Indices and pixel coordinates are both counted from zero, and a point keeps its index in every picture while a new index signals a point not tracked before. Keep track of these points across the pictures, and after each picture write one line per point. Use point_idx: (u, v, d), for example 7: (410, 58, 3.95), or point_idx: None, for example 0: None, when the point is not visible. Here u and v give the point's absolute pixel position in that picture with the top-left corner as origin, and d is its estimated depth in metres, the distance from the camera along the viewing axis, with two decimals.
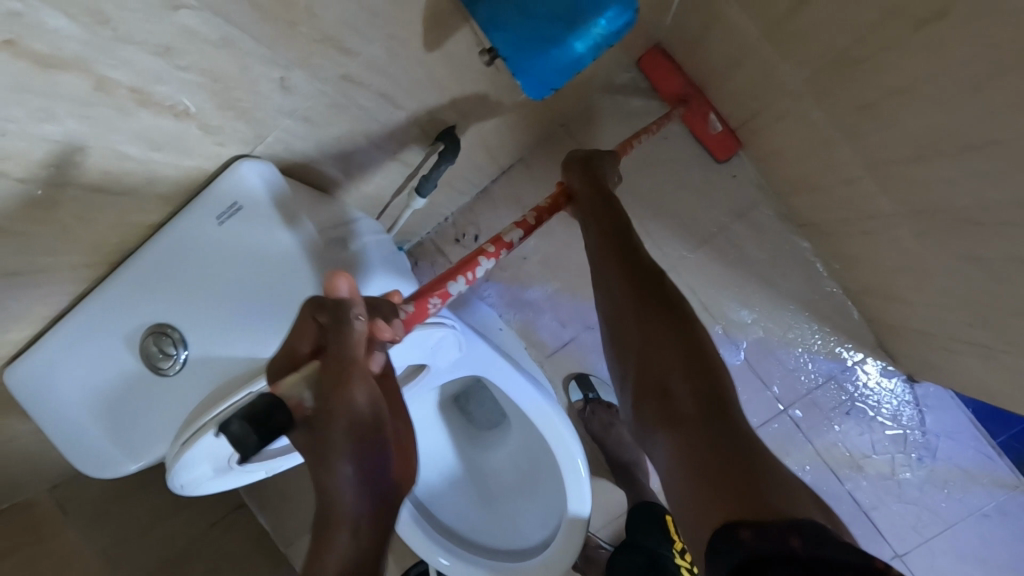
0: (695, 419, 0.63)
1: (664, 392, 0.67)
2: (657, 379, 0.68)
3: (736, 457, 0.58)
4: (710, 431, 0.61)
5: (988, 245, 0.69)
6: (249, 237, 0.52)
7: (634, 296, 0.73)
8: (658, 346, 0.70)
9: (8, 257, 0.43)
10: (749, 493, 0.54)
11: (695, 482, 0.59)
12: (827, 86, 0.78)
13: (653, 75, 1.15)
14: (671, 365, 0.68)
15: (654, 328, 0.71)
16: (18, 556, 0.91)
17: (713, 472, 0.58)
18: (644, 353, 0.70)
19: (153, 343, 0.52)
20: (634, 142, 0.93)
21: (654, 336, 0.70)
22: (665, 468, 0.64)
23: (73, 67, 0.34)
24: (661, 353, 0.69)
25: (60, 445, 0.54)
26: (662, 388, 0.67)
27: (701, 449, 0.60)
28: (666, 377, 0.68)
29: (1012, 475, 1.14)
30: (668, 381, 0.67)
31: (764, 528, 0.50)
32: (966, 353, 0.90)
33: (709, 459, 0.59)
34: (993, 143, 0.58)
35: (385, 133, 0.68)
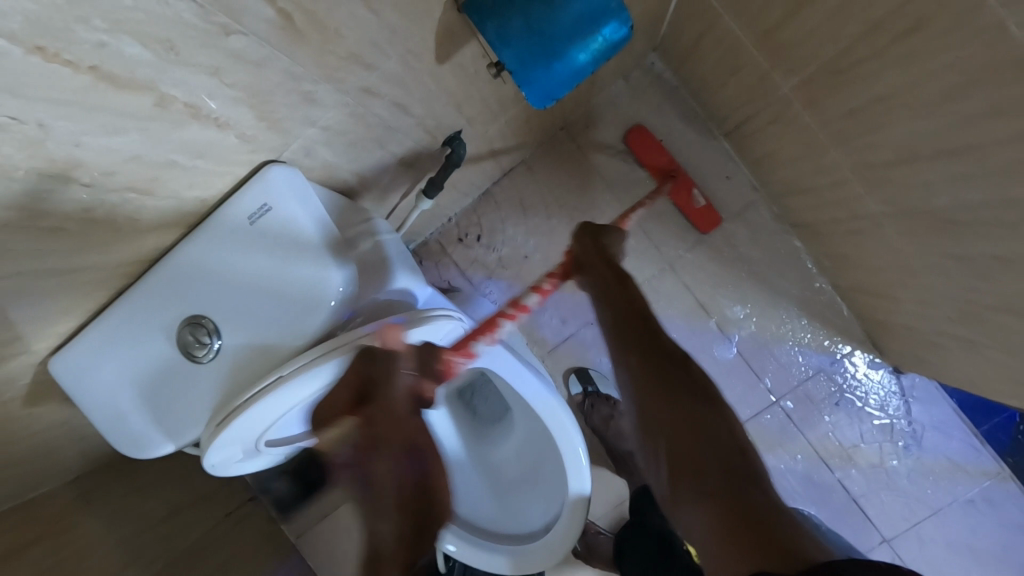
0: (725, 493, 0.67)
1: (694, 469, 0.70)
2: (685, 458, 0.71)
3: (767, 527, 0.62)
4: (736, 503, 0.65)
5: (967, 242, 0.73)
6: (276, 236, 0.56)
7: (655, 380, 0.77)
8: (682, 424, 0.73)
9: (64, 255, 0.48)
10: (783, 555, 0.59)
11: (730, 553, 0.62)
12: (814, 93, 0.82)
13: (641, 147, 1.23)
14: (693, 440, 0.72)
15: (679, 403, 0.74)
16: (43, 544, 0.95)
17: (746, 543, 0.62)
18: (671, 429, 0.74)
19: (189, 331, 0.57)
20: (633, 213, 0.95)
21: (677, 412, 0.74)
22: (701, 544, 0.67)
23: (136, 86, 0.39)
24: (683, 428, 0.73)
25: (102, 425, 0.59)
26: (690, 464, 0.71)
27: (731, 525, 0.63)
28: (695, 454, 0.71)
29: (994, 463, 1.19)
30: (696, 459, 0.71)
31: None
32: (949, 345, 0.95)
33: (743, 530, 0.63)
34: (966, 148, 0.62)
35: (399, 138, 0.72)
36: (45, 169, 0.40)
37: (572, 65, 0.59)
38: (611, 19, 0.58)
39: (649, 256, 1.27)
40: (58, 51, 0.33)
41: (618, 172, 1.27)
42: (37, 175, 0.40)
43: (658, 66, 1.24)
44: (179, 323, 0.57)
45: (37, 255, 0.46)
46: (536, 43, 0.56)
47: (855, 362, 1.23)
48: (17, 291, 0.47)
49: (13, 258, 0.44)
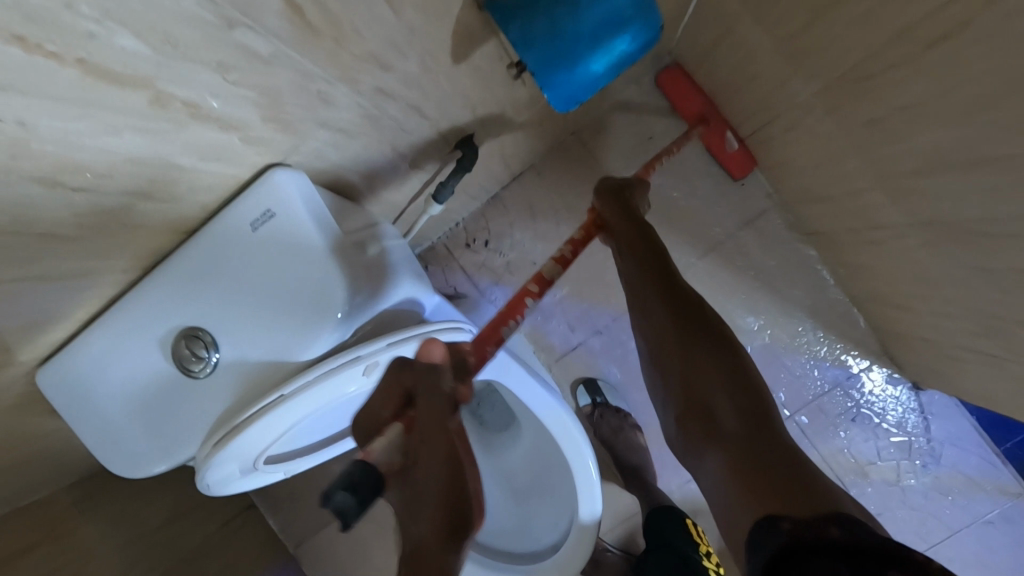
0: (740, 438, 0.63)
1: (711, 407, 0.67)
2: (699, 398, 0.68)
3: (778, 471, 0.58)
4: (750, 450, 0.61)
5: (998, 257, 0.70)
6: (279, 244, 0.53)
7: (670, 317, 0.73)
8: (698, 361, 0.70)
9: (56, 262, 0.45)
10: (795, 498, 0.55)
11: (739, 493, 0.59)
12: (838, 101, 0.79)
13: (677, 92, 1.16)
14: (712, 377, 0.68)
15: (698, 342, 0.71)
16: (34, 555, 0.92)
17: (757, 485, 0.58)
18: (687, 368, 0.70)
19: (185, 346, 0.53)
20: (657, 161, 0.92)
21: (696, 350, 0.70)
22: (713, 486, 0.64)
23: (131, 83, 0.36)
24: (701, 367, 0.69)
25: (93, 441, 0.56)
26: (705, 407, 0.67)
27: (747, 465, 0.60)
28: (708, 392, 0.68)
29: (1014, 482, 1.16)
30: (713, 396, 0.67)
31: (806, 520, 0.52)
32: (972, 361, 0.92)
33: (752, 472, 0.59)
34: (1002, 160, 0.59)
35: (410, 141, 0.69)
36: (35, 172, 0.37)
37: (592, 70, 0.57)
38: (633, 23, 0.56)
39: None
40: (40, 42, 0.30)
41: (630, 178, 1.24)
42: (25, 179, 0.37)
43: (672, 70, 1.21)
44: (175, 337, 0.54)
45: (28, 262, 0.43)
46: (556, 46, 0.54)
47: (872, 377, 1.19)
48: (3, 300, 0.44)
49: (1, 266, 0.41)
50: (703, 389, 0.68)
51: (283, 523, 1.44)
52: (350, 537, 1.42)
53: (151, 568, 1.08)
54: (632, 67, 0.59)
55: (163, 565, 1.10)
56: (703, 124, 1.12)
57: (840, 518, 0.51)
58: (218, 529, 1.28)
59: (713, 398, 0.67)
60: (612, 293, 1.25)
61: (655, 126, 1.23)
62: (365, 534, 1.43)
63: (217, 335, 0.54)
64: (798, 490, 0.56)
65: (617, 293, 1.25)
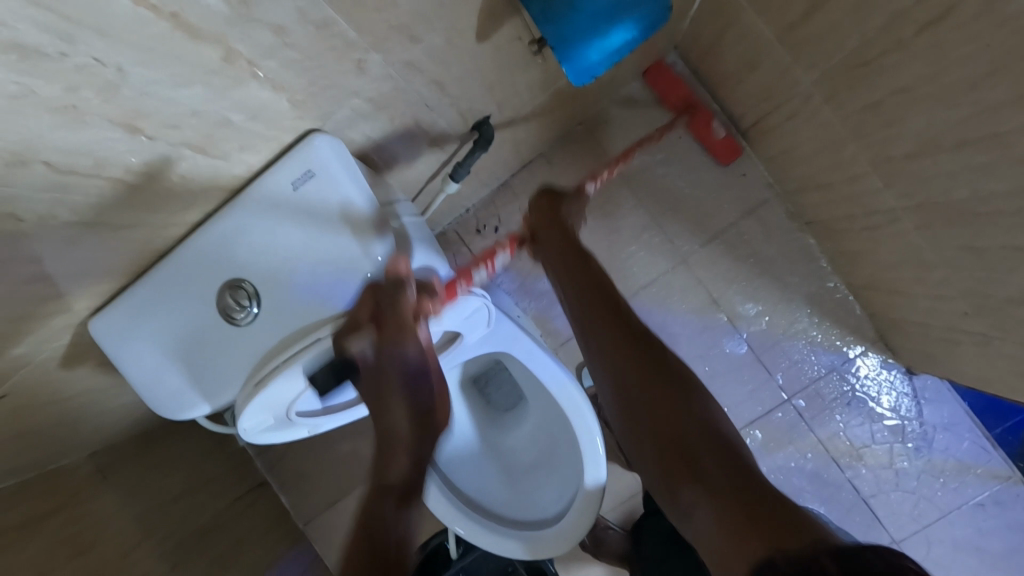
0: (714, 476, 0.66)
1: (658, 422, 0.73)
2: (670, 438, 0.72)
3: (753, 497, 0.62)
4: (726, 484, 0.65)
5: (985, 234, 0.74)
6: (319, 205, 0.57)
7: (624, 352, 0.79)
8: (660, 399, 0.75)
9: (121, 206, 0.50)
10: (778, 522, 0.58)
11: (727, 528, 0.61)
12: (836, 88, 0.84)
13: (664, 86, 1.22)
14: (662, 391, 0.76)
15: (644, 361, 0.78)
16: (60, 515, 0.95)
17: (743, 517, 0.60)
18: (635, 381, 0.77)
19: (230, 297, 0.58)
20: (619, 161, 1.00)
21: (639, 365, 0.78)
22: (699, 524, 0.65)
23: (205, 39, 0.41)
24: (654, 383, 0.76)
25: (138, 383, 0.61)
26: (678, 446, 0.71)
27: (704, 475, 0.67)
28: (680, 431, 0.72)
29: (1005, 466, 1.20)
30: (663, 410, 0.74)
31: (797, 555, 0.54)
32: (963, 342, 0.96)
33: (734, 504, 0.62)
34: (987, 138, 0.64)
35: (431, 117, 0.74)
36: (115, 116, 0.42)
37: (594, 57, 0.62)
38: (640, 27, 0.61)
39: (664, 252, 1.28)
40: None
41: (636, 167, 1.28)
42: (106, 122, 0.41)
43: (678, 63, 1.26)
44: (222, 289, 0.58)
45: (97, 204, 0.47)
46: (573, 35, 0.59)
47: (866, 363, 1.24)
48: (70, 244, 0.49)
49: (74, 206, 0.46)
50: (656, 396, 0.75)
51: (294, 503, 1.47)
52: None
53: (168, 537, 1.11)
54: (627, 56, 0.64)
55: (179, 535, 1.13)
56: (688, 114, 1.19)
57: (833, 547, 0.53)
58: (230, 507, 1.30)
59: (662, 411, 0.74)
60: (616, 279, 1.29)
61: (660, 119, 1.27)
62: None
63: (259, 288, 0.58)
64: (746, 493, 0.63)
65: (622, 280, 1.29)
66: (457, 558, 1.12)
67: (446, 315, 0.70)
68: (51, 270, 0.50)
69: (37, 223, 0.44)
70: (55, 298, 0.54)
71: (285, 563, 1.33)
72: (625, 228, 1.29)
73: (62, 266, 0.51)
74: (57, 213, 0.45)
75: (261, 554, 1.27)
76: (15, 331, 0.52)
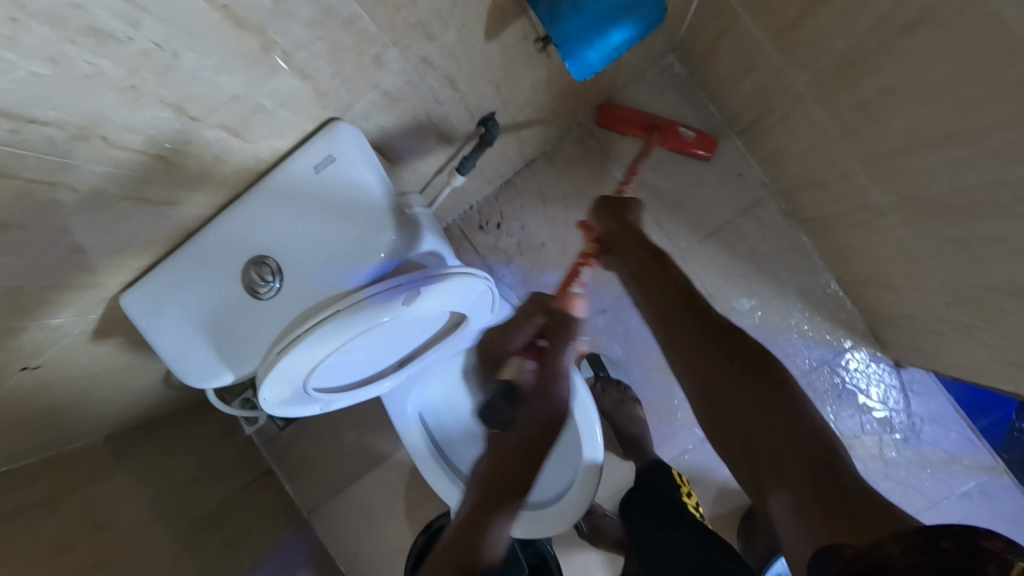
0: (790, 469, 0.60)
1: (744, 427, 0.65)
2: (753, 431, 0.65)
3: (825, 472, 0.59)
4: (801, 472, 0.60)
5: (963, 225, 0.79)
6: (337, 187, 0.61)
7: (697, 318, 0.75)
8: (736, 382, 0.68)
9: (162, 184, 0.54)
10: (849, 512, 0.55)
11: (802, 521, 0.57)
12: (825, 88, 0.89)
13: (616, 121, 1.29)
14: (738, 389, 0.67)
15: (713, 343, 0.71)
16: (77, 493, 0.99)
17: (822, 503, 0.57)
18: (708, 372, 0.70)
19: (253, 272, 0.62)
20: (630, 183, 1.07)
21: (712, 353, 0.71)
22: (787, 531, 0.58)
23: (246, 30, 0.45)
24: (727, 380, 0.68)
25: (165, 354, 0.65)
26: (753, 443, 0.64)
27: (781, 469, 0.61)
28: (757, 417, 0.65)
29: (990, 457, 1.24)
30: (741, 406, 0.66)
31: (868, 546, 0.52)
32: (947, 334, 1.00)
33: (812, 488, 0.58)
34: (962, 133, 0.68)
35: (443, 111, 0.78)
36: (165, 99, 0.46)
37: (593, 57, 0.66)
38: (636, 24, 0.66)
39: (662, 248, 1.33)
40: None
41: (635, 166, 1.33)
42: (156, 102, 0.46)
43: (675, 66, 1.31)
44: (246, 264, 0.63)
45: (143, 179, 0.52)
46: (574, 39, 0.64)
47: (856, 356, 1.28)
48: (112, 218, 0.53)
49: (119, 182, 0.50)
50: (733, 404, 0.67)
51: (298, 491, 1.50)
52: (361, 506, 1.49)
53: (179, 519, 1.14)
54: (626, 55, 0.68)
55: (189, 517, 1.17)
56: (654, 133, 1.27)
57: (903, 536, 0.49)
58: (238, 496, 1.34)
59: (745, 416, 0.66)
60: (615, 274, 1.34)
61: (659, 120, 1.32)
62: (376, 504, 1.49)
63: (281, 264, 0.62)
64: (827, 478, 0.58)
65: (620, 275, 1.33)
66: None
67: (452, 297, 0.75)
68: (89, 241, 0.54)
69: (83, 196, 0.49)
70: (93, 271, 0.59)
71: (289, 548, 1.36)
72: None
73: (100, 239, 0.55)
74: (103, 187, 0.50)
75: (266, 542, 1.31)
76: (49, 294, 0.57)
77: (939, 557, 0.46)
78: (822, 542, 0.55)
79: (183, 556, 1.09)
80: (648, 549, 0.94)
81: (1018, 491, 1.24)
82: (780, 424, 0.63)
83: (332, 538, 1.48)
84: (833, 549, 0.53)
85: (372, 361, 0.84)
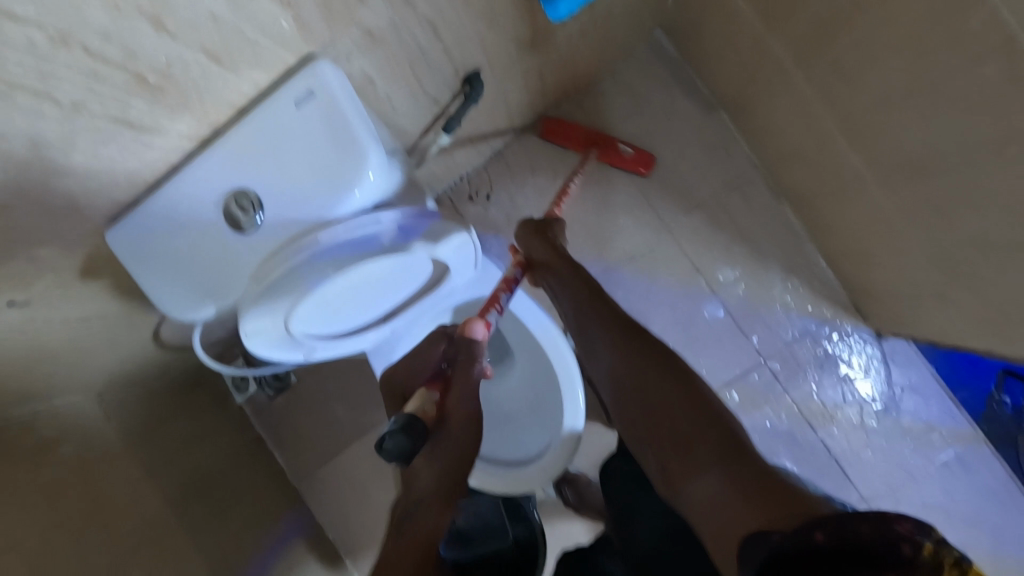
0: (712, 456, 0.68)
1: (672, 426, 0.74)
2: (681, 429, 0.73)
3: (738, 454, 0.66)
4: (722, 455, 0.67)
5: (935, 180, 0.80)
6: (318, 122, 0.63)
7: (620, 345, 0.85)
8: (664, 392, 0.77)
9: (146, 106, 0.55)
10: (767, 488, 0.60)
11: (732, 501, 0.62)
12: (803, 50, 0.91)
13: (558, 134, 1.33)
14: (669, 398, 0.76)
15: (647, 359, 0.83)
16: (66, 444, 1.00)
17: (745, 489, 0.62)
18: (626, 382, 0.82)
19: (235, 204, 0.64)
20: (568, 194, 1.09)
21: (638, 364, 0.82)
22: (704, 507, 0.65)
23: None
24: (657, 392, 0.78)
25: (149, 285, 0.67)
26: (681, 438, 0.72)
27: (699, 457, 0.69)
28: (682, 417, 0.74)
29: (969, 428, 1.27)
30: (658, 406, 0.77)
31: (793, 531, 0.53)
32: (923, 298, 1.02)
33: (733, 472, 0.64)
34: (932, 80, 0.70)
35: (426, 64, 0.80)
36: (147, 9, 0.47)
37: None
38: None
39: (648, 221, 1.34)
40: None
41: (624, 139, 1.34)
42: (137, 12, 0.46)
43: (664, 42, 1.33)
44: (227, 196, 0.64)
45: (126, 98, 0.53)
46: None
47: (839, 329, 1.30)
48: (96, 138, 0.54)
49: (102, 97, 0.51)
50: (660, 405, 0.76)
51: (287, 460, 1.51)
52: (348, 476, 1.50)
53: (168, 478, 1.16)
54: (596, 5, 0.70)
55: (178, 478, 1.18)
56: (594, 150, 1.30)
57: (824, 519, 0.50)
58: (227, 460, 1.35)
59: (660, 411, 0.76)
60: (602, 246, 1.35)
61: (647, 94, 1.34)
62: (363, 474, 1.50)
63: (262, 197, 0.64)
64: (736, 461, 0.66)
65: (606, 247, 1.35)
66: None
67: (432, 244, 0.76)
68: (72, 162, 0.55)
69: (67, 109, 0.50)
70: (75, 196, 0.60)
71: (275, 515, 1.37)
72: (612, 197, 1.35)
73: (83, 159, 0.56)
74: (84, 103, 0.50)
75: (253, 507, 1.31)
76: (31, 216, 0.58)
77: (856, 542, 0.47)
78: (748, 525, 0.58)
79: (170, 514, 1.11)
80: (626, 514, 0.98)
81: (995, 462, 1.26)
82: (697, 415, 0.73)
83: (319, 507, 1.50)
84: (764, 534, 0.55)
85: (354, 311, 0.86)
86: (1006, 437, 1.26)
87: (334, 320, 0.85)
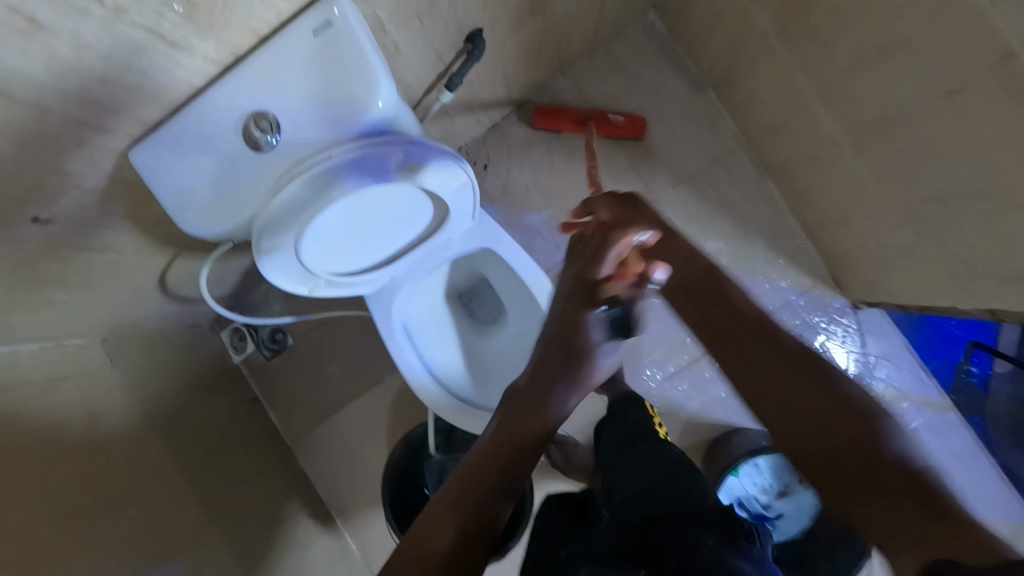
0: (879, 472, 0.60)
1: (839, 436, 0.64)
2: (830, 438, 0.65)
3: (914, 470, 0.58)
4: (874, 472, 0.60)
5: (900, 139, 0.87)
6: (333, 49, 0.67)
7: (742, 341, 0.78)
8: (804, 395, 0.69)
9: (176, 25, 0.60)
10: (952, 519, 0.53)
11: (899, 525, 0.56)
12: (784, 20, 0.97)
13: (547, 116, 1.37)
14: (792, 390, 0.70)
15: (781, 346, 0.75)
16: (72, 381, 1.04)
17: (905, 507, 0.56)
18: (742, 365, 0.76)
19: (253, 125, 0.68)
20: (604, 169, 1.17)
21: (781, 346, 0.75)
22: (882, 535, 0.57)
23: None
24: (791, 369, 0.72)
25: (170, 199, 0.72)
26: (859, 446, 0.62)
27: (841, 475, 0.63)
28: (832, 425, 0.65)
29: (939, 396, 1.33)
30: (797, 406, 0.69)
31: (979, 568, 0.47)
32: (893, 261, 1.08)
33: (903, 499, 0.57)
34: (896, 40, 0.76)
35: (433, 14, 0.86)
36: None
37: None
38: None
39: (639, 194, 1.40)
40: None
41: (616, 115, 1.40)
42: None
43: (656, 23, 1.39)
44: (246, 118, 0.68)
45: (159, 14, 0.58)
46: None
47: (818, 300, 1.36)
48: (130, 50, 0.59)
49: (140, 5, 0.56)
50: (783, 388, 0.71)
51: (282, 421, 1.55)
52: (342, 438, 1.54)
53: (167, 424, 1.19)
54: None
55: (176, 425, 1.22)
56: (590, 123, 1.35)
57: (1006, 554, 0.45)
58: (224, 414, 1.38)
59: (797, 411, 0.69)
60: None
61: (640, 72, 1.40)
62: (357, 436, 1.54)
63: (279, 119, 0.68)
64: (865, 475, 0.61)
65: None
66: (435, 456, 1.24)
67: (435, 181, 0.81)
68: (108, 70, 0.60)
69: (110, 13, 0.54)
70: (106, 110, 0.65)
71: (269, 470, 1.41)
72: (605, 170, 1.41)
73: (119, 69, 0.60)
74: (125, 9, 0.55)
75: (247, 460, 1.35)
76: (66, 126, 0.63)
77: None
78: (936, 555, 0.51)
79: (167, 457, 1.15)
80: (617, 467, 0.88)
81: (962, 428, 1.33)
82: (840, 419, 0.65)
83: (312, 467, 1.54)
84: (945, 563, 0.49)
85: (360, 249, 0.91)
86: (974, 407, 1.33)
87: (341, 256, 0.90)
